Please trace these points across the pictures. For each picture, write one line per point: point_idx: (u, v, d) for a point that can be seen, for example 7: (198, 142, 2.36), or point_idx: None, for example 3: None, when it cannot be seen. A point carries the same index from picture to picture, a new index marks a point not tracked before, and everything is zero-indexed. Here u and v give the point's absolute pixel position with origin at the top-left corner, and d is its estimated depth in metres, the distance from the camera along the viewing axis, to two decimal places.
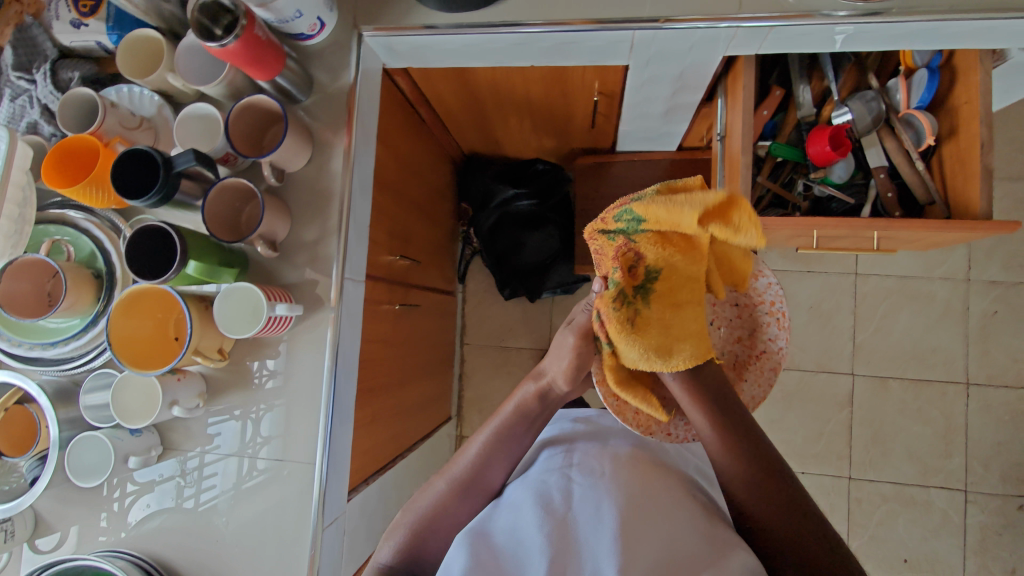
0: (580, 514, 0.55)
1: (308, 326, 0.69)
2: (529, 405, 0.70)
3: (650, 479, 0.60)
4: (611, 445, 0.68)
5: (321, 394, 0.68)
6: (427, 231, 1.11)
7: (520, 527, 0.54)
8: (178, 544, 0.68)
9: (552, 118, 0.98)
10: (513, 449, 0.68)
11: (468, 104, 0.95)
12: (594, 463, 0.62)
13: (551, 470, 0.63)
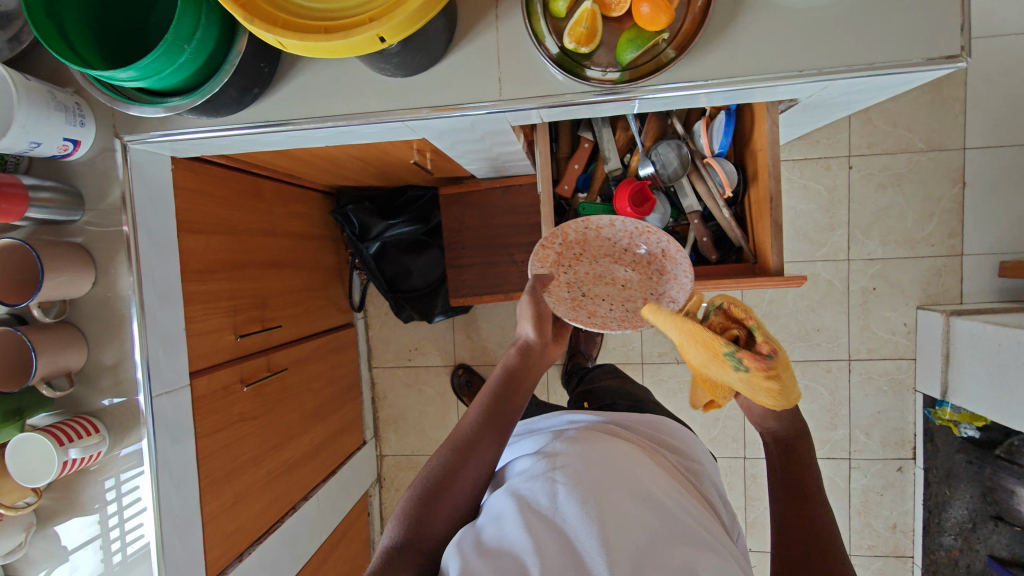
0: (571, 522, 0.51)
1: (124, 449, 0.69)
2: (510, 366, 0.68)
3: (635, 471, 0.58)
4: (589, 436, 0.63)
5: (146, 512, 0.70)
6: (292, 282, 1.10)
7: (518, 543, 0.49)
8: None
9: (390, 164, 0.95)
10: (509, 421, 0.64)
11: (297, 161, 0.91)
12: (576, 458, 0.58)
13: (534, 475, 0.57)
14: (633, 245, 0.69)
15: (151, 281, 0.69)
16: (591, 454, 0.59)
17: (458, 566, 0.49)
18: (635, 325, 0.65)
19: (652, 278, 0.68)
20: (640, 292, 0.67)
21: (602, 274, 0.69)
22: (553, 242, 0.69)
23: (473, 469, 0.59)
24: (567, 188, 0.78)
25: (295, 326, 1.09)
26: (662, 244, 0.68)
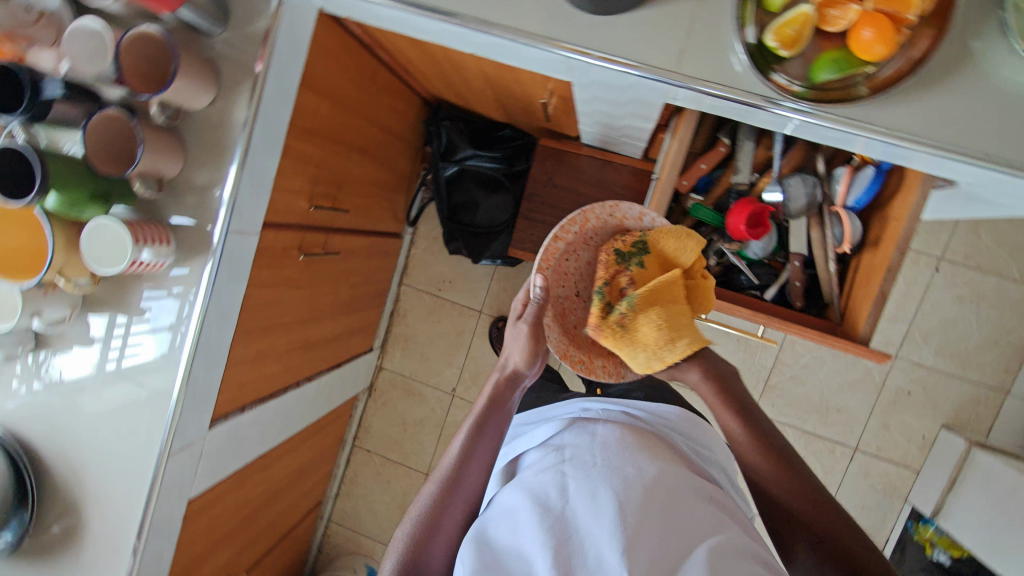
0: (579, 512, 0.56)
1: (185, 271, 0.70)
2: (497, 392, 0.73)
3: (640, 466, 0.62)
4: (599, 434, 0.69)
5: (186, 336, 0.71)
6: (369, 175, 1.09)
7: (525, 539, 0.56)
8: (37, 428, 0.75)
9: (510, 95, 0.93)
10: (498, 436, 0.69)
11: (425, 59, 0.89)
12: (585, 456, 0.64)
13: (544, 472, 0.64)
14: (629, 226, 0.75)
15: (264, 121, 0.69)
16: (602, 453, 0.64)
17: (476, 562, 0.55)
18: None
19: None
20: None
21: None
22: (566, 246, 0.69)
23: (463, 499, 0.64)
24: (684, 185, 0.75)
25: (356, 217, 1.09)
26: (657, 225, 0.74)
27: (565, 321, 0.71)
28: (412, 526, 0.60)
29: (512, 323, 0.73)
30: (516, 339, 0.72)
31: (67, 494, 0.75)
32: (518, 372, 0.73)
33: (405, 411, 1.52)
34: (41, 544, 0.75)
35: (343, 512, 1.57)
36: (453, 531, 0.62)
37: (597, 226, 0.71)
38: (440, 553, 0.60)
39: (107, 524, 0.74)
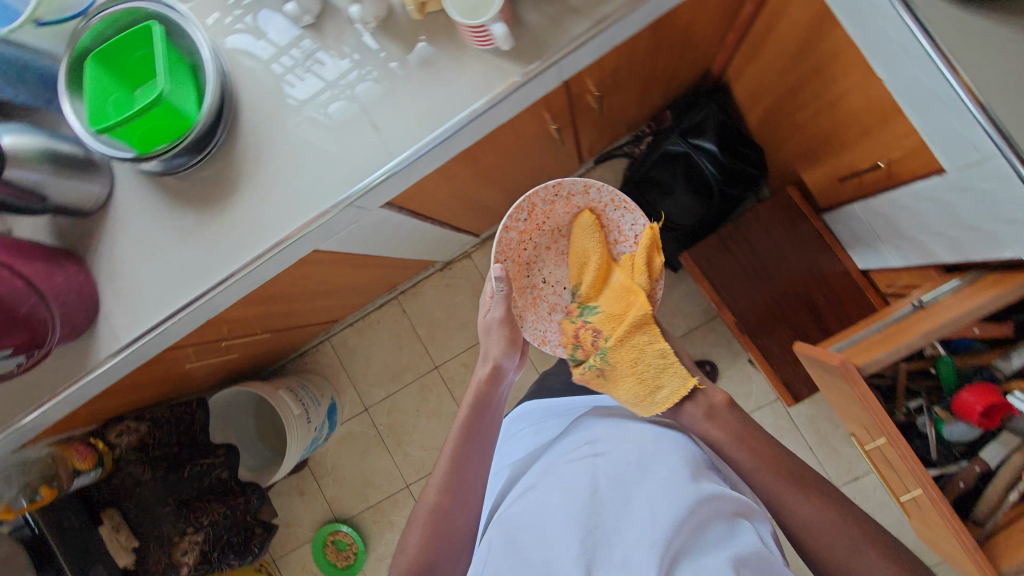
0: (610, 510, 0.69)
1: (494, 64, 0.65)
2: (484, 390, 0.85)
3: (674, 475, 0.71)
4: (632, 435, 0.80)
5: (451, 119, 0.67)
6: (628, 100, 1.04)
7: (550, 527, 0.70)
8: (254, 94, 0.71)
9: (824, 135, 0.88)
10: (485, 439, 0.82)
11: (789, 46, 0.84)
12: (616, 453, 0.77)
13: (574, 460, 0.79)
14: (558, 220, 0.93)
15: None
16: (631, 446, 0.78)
17: None
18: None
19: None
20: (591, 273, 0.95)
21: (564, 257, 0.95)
22: (517, 228, 0.90)
23: (463, 495, 0.78)
24: (946, 340, 0.88)
25: (589, 125, 1.05)
26: (630, 231, 0.92)
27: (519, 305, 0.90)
28: (438, 482, 0.79)
29: (485, 320, 0.86)
30: (494, 331, 0.84)
31: (240, 167, 0.72)
32: (500, 364, 0.84)
33: (460, 305, 1.51)
34: (186, 190, 0.73)
35: (345, 343, 1.57)
36: (474, 490, 0.79)
37: (532, 211, 0.89)
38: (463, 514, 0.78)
39: (252, 219, 0.72)
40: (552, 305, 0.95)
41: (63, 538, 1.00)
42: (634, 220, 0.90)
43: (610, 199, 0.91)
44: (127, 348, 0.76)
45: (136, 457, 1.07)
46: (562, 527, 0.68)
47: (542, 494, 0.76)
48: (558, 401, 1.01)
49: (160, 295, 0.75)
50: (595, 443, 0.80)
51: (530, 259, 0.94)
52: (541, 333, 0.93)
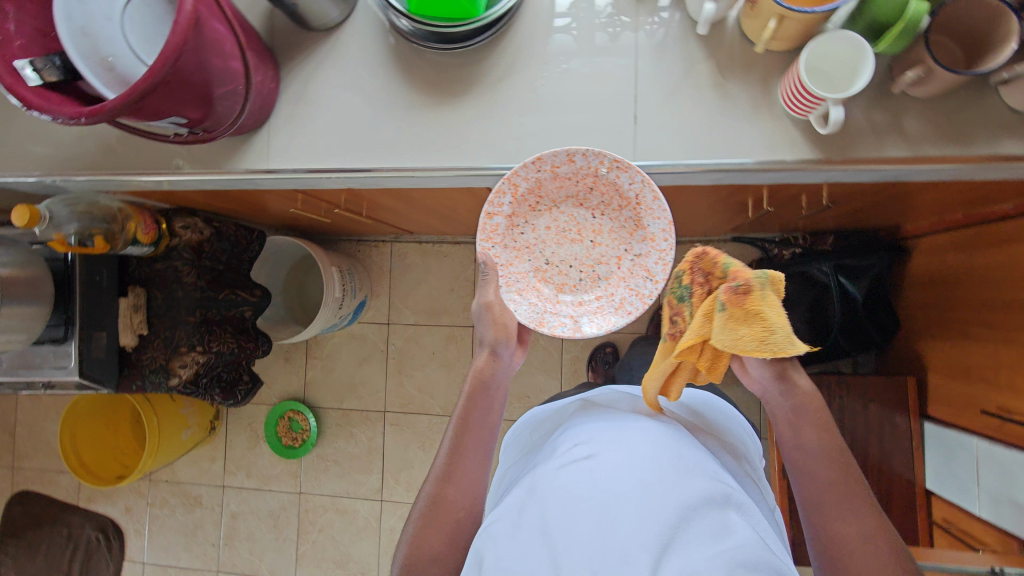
0: (595, 504, 0.54)
1: (787, 134, 0.60)
2: (481, 372, 0.68)
3: (669, 469, 0.57)
4: (626, 423, 0.65)
5: (711, 158, 0.62)
6: (821, 214, 1.00)
7: (539, 526, 0.55)
8: (534, 22, 0.66)
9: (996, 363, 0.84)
10: (484, 432, 0.66)
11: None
12: (603, 438, 0.62)
13: (562, 448, 0.64)
14: (556, 191, 0.67)
15: (996, 173, 0.58)
16: (616, 433, 0.63)
17: None
18: (595, 313, 0.68)
19: (626, 232, 0.68)
20: (610, 248, 0.69)
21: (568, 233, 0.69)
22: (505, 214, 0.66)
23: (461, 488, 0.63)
24: None
25: (772, 215, 1.00)
26: (638, 195, 0.64)
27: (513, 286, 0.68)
28: (436, 480, 0.63)
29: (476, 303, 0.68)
30: (483, 316, 0.69)
31: (480, 77, 0.67)
32: (496, 349, 0.69)
33: None
34: (415, 67, 0.68)
35: (405, 255, 1.52)
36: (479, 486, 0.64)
37: (530, 184, 0.66)
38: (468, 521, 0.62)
39: (459, 134, 0.68)
40: (552, 282, 0.70)
41: (87, 291, 0.94)
42: (636, 181, 0.63)
43: (600, 159, 0.62)
44: (269, 173, 0.72)
45: (188, 256, 1.03)
46: (524, 543, 0.55)
47: (511, 495, 0.62)
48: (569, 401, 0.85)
49: (330, 146, 0.71)
50: (578, 433, 0.65)
51: (528, 241, 0.70)
52: (538, 312, 0.68)
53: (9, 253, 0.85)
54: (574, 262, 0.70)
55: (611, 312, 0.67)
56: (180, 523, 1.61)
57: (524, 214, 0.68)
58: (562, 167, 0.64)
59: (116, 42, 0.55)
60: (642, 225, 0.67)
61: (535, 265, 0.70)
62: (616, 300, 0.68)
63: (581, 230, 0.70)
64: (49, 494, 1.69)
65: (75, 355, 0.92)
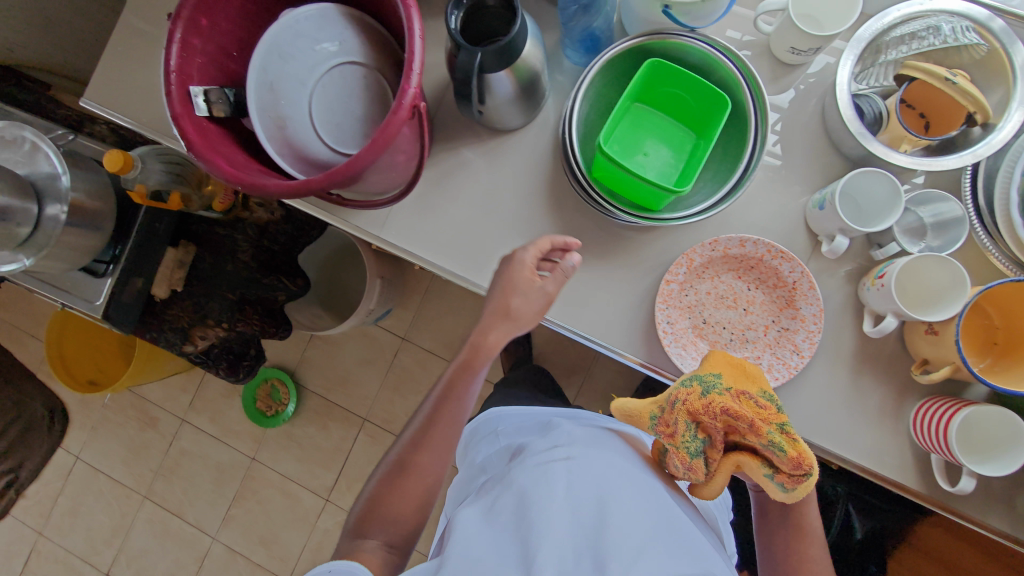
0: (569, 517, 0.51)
1: (901, 457, 0.58)
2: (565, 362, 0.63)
3: (642, 496, 0.54)
4: (603, 441, 0.61)
5: (818, 439, 0.59)
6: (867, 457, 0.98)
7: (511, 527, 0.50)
8: (704, 227, 0.63)
9: None
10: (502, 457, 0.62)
11: None
12: (583, 449, 0.59)
13: (537, 450, 0.60)
14: (721, 261, 0.60)
15: None
16: (592, 446, 0.60)
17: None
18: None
19: (780, 308, 0.60)
20: (763, 320, 0.60)
21: (726, 299, 0.61)
22: (681, 280, 0.61)
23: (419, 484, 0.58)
24: None
25: None
26: (795, 282, 0.58)
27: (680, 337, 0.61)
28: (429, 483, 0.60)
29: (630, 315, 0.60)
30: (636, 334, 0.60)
31: (626, 251, 0.64)
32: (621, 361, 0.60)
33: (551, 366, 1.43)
34: (567, 210, 0.66)
35: (447, 281, 1.48)
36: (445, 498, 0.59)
37: (703, 260, 0.60)
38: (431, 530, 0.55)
39: (580, 293, 0.65)
40: (706, 338, 0.61)
41: (144, 238, 0.91)
42: (796, 271, 0.58)
43: (768, 251, 0.58)
44: (378, 241, 0.69)
45: (251, 234, 1.01)
46: (498, 534, 0.51)
47: (490, 489, 0.58)
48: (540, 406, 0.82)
49: (451, 244, 0.68)
50: (550, 434, 0.63)
51: (688, 300, 0.62)
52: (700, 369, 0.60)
53: (85, 179, 0.80)
54: (734, 323, 0.61)
55: (760, 376, 0.59)
56: (127, 435, 1.59)
57: (693, 273, 0.61)
58: (733, 242, 0.59)
59: (300, 106, 0.51)
60: (794, 305, 0.59)
61: (695, 324, 0.62)
62: (765, 366, 0.59)
63: (741, 294, 0.61)
64: (13, 352, 1.65)
65: (105, 295, 0.88)
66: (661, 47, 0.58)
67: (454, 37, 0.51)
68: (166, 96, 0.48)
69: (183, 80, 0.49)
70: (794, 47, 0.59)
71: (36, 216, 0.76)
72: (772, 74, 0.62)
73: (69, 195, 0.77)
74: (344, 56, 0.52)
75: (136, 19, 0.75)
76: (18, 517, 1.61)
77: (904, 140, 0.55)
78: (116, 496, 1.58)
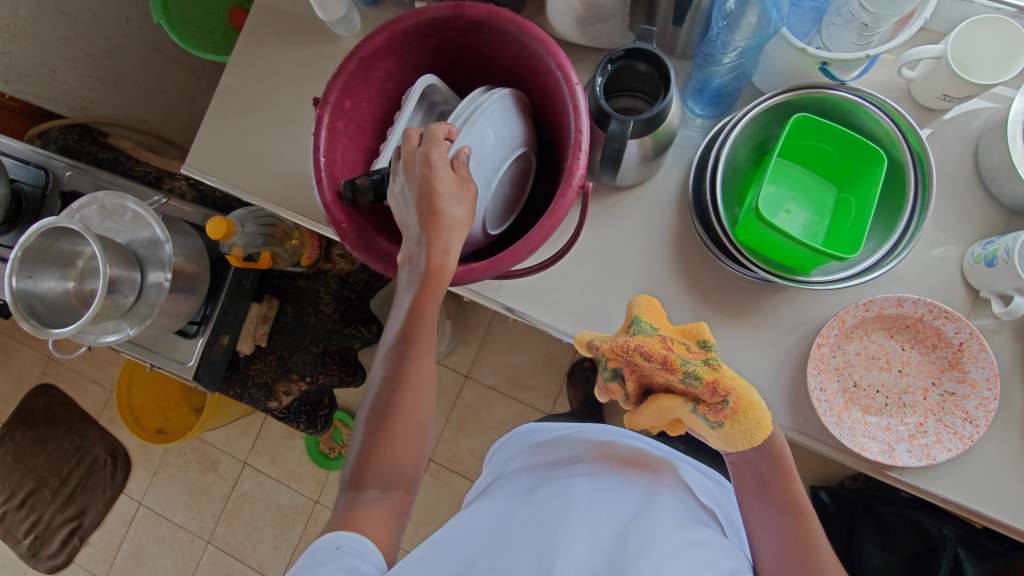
0: (596, 538, 0.54)
1: None
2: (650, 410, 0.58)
3: (669, 518, 0.57)
4: (631, 466, 0.65)
5: (996, 512, 0.54)
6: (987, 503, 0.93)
7: (538, 543, 0.53)
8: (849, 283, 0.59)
9: None
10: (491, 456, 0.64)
11: None
12: (614, 477, 0.62)
13: (567, 473, 0.63)
14: (874, 320, 0.57)
15: None
16: (622, 473, 0.63)
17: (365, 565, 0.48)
18: (912, 443, 0.55)
19: (942, 371, 0.56)
20: (922, 382, 0.57)
21: (880, 361, 0.57)
22: (831, 342, 0.57)
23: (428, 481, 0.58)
24: None
25: None
26: (961, 344, 0.54)
27: (830, 403, 0.57)
28: None
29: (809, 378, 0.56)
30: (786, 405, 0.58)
31: (762, 309, 0.60)
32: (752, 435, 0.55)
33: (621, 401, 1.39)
34: (695, 267, 0.62)
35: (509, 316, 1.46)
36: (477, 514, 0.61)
37: (855, 320, 0.57)
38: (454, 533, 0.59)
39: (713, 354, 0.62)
40: (858, 402, 0.58)
41: (231, 295, 0.90)
42: (963, 332, 0.54)
43: (929, 310, 0.54)
44: (493, 304, 0.67)
45: (333, 285, 0.99)
46: (516, 548, 0.53)
47: (515, 503, 0.61)
48: (564, 417, 0.85)
49: (573, 306, 0.65)
50: (577, 457, 0.66)
51: (836, 361, 0.58)
52: (859, 437, 0.56)
53: (183, 244, 0.80)
54: (888, 385, 0.57)
55: (926, 445, 0.54)
56: (189, 479, 1.58)
57: (843, 333, 0.57)
58: (890, 302, 0.55)
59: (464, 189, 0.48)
60: (960, 368, 0.55)
61: (846, 387, 0.58)
62: (932, 435, 0.55)
63: (895, 354, 0.57)
64: (75, 398, 1.65)
65: (197, 355, 0.87)
66: (803, 101, 0.55)
67: (604, 108, 0.49)
68: (316, 185, 0.47)
69: (331, 167, 0.48)
70: (948, 94, 0.55)
71: (140, 284, 0.76)
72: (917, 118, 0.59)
73: (172, 261, 0.77)
74: (510, 142, 0.48)
75: (236, 84, 0.74)
76: (82, 565, 1.61)
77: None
78: (179, 542, 1.57)
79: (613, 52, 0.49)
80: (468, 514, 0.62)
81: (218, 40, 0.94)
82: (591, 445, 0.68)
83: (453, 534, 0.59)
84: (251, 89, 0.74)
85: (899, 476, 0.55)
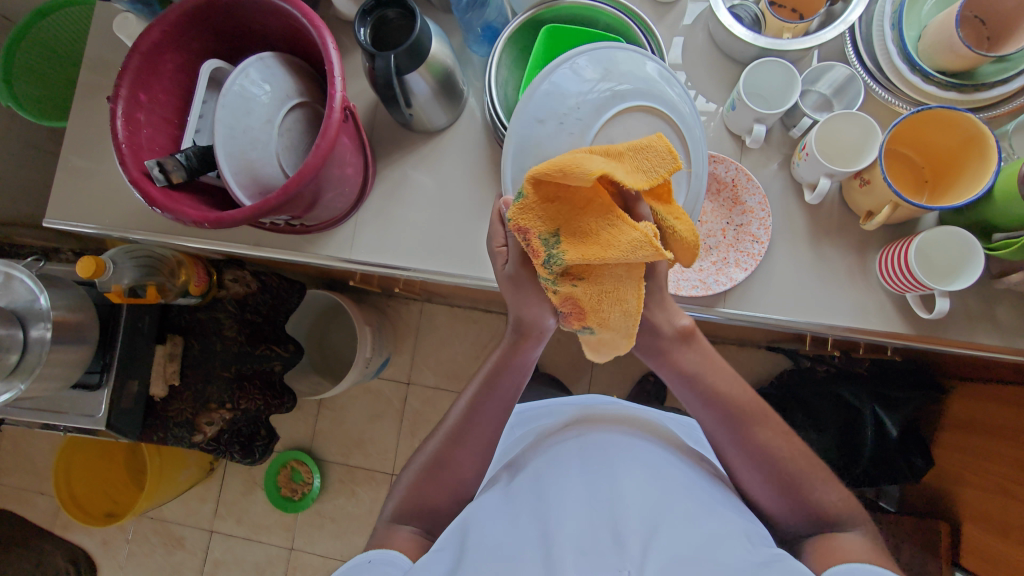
0: (602, 516, 0.55)
1: (879, 304, 0.61)
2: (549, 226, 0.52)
3: (668, 483, 0.60)
4: (624, 434, 0.67)
5: (804, 315, 0.62)
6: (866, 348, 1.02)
7: (549, 533, 0.54)
8: None
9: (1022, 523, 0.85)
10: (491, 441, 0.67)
11: None
12: (611, 451, 0.64)
13: (570, 456, 0.64)
14: None
15: None
16: (618, 443, 0.65)
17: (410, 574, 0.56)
18: (719, 274, 0.62)
19: (727, 208, 0.64)
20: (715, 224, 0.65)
21: None
22: None
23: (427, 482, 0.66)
24: None
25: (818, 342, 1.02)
26: (733, 180, 0.63)
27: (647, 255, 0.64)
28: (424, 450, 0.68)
29: None
30: None
31: None
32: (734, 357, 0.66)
33: (555, 364, 1.45)
34: None
35: (434, 314, 1.52)
36: (484, 514, 0.60)
37: None
38: (460, 538, 0.58)
39: None
40: None
41: (129, 339, 0.92)
42: (730, 169, 0.62)
43: None
44: (355, 262, 0.73)
45: (232, 309, 1.03)
46: (522, 534, 0.55)
47: (516, 489, 0.63)
48: (544, 399, 0.87)
49: (419, 245, 0.72)
50: (576, 437, 0.68)
51: None
52: (675, 280, 0.62)
53: (62, 296, 0.83)
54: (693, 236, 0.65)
55: (732, 271, 0.62)
56: (157, 563, 1.53)
57: None
58: None
59: (262, 142, 0.54)
60: (740, 202, 0.63)
61: None
62: (732, 262, 0.62)
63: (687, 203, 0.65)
64: (23, 514, 1.59)
65: (105, 404, 0.89)
66: (552, 14, 0.65)
67: (366, 49, 0.56)
68: (122, 166, 0.52)
69: (135, 151, 0.53)
70: None
71: (22, 342, 0.77)
72: (655, 11, 0.69)
73: (51, 314, 0.79)
74: (282, 96, 0.56)
75: (77, 133, 0.79)
76: None
77: (784, 29, 0.61)
78: None
79: (364, 7, 0.57)
80: (468, 516, 0.62)
81: (56, 113, 1.01)
82: (584, 425, 0.71)
83: (457, 538, 0.58)
84: (94, 135, 0.79)
85: (717, 305, 0.63)
